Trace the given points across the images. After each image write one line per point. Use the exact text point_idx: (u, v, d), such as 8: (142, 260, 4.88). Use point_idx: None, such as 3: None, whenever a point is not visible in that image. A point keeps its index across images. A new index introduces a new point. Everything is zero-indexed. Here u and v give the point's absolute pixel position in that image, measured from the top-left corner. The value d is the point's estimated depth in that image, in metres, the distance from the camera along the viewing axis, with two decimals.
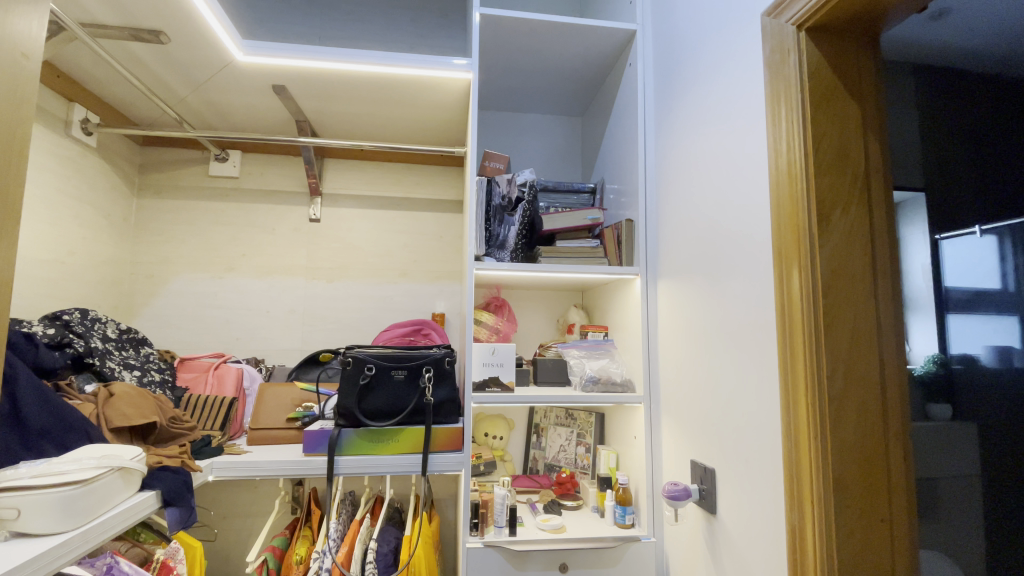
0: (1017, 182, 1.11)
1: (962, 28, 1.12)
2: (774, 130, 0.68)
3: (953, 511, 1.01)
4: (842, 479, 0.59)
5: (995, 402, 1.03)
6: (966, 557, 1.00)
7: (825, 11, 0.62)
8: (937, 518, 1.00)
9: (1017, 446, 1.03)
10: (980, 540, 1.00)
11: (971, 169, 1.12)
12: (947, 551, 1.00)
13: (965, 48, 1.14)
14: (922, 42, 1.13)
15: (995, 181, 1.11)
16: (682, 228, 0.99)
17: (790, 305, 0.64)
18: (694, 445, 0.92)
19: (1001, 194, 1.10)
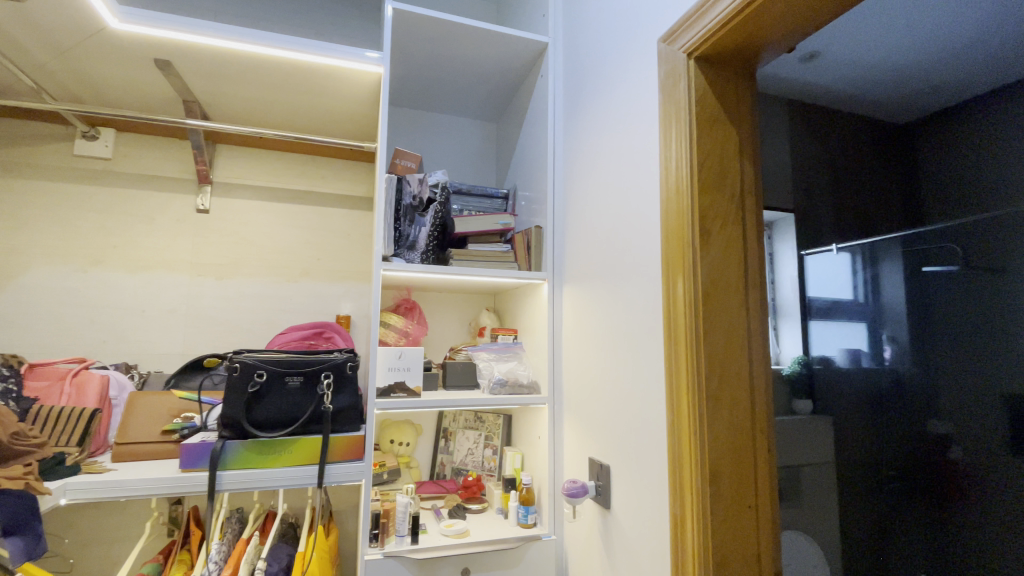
0: (853, 214, 1.80)
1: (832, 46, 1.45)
2: (666, 146, 0.73)
3: (821, 453, 1.69)
4: (717, 472, 0.64)
5: (852, 379, 1.77)
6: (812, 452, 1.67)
7: (710, 44, 0.67)
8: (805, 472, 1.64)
9: (864, 404, 1.74)
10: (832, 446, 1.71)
11: (829, 199, 1.78)
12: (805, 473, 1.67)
13: (807, 82, 1.66)
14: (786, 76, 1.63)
15: (849, 216, 1.80)
16: (584, 234, 1.04)
17: (676, 309, 0.69)
18: (592, 443, 0.95)
19: (852, 218, 1.80)
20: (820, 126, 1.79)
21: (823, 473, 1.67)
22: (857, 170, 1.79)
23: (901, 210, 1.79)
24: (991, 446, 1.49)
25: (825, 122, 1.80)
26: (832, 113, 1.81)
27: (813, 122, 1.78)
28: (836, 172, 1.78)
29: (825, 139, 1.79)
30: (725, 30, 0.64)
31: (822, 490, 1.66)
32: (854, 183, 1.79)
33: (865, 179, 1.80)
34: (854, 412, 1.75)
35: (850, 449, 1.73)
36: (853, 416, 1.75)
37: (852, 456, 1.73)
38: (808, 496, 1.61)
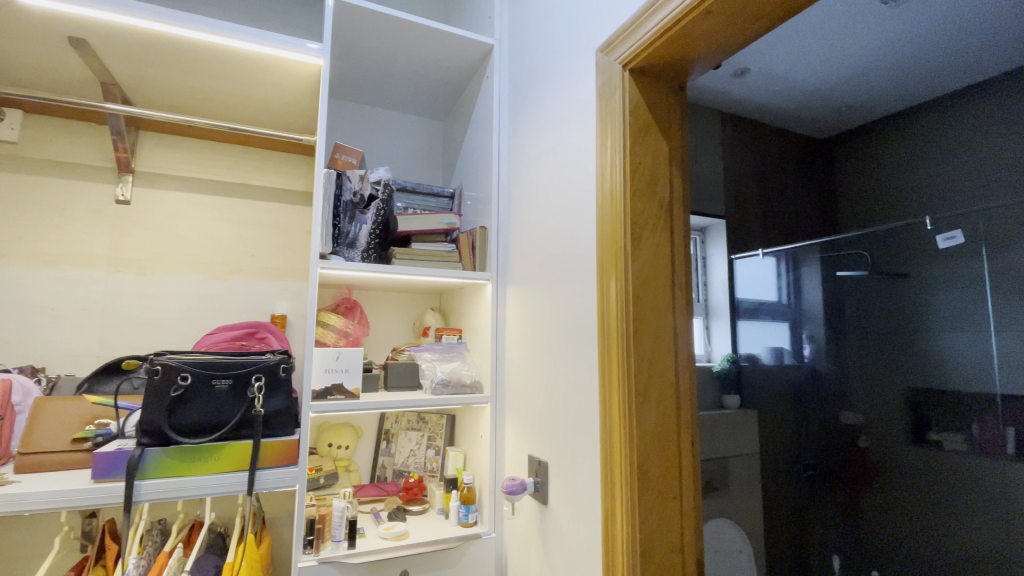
0: (774, 224, 1.98)
1: (760, 62, 1.55)
2: (602, 153, 0.76)
3: (747, 443, 1.80)
4: (644, 465, 0.67)
5: (775, 375, 1.96)
6: (740, 443, 1.78)
7: (642, 57, 0.70)
8: (729, 465, 1.73)
9: (781, 401, 1.92)
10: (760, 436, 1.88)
11: (760, 210, 1.96)
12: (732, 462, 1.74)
13: (738, 97, 1.78)
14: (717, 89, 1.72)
15: (775, 226, 1.98)
16: (526, 236, 1.05)
17: (609, 311, 0.72)
18: (531, 441, 0.97)
19: (781, 226, 1.99)
20: (748, 140, 1.92)
21: (750, 464, 1.79)
22: (783, 183, 1.96)
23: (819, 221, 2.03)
24: (895, 434, 1.70)
25: (753, 137, 1.94)
26: (758, 128, 1.96)
27: (743, 136, 1.91)
28: (763, 184, 1.94)
29: (755, 153, 1.93)
30: (656, 45, 0.66)
31: (747, 477, 1.77)
32: (780, 194, 1.96)
33: (790, 194, 1.98)
34: (777, 404, 1.92)
35: (773, 437, 1.91)
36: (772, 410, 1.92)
37: (774, 445, 1.91)
38: (736, 485, 1.73)
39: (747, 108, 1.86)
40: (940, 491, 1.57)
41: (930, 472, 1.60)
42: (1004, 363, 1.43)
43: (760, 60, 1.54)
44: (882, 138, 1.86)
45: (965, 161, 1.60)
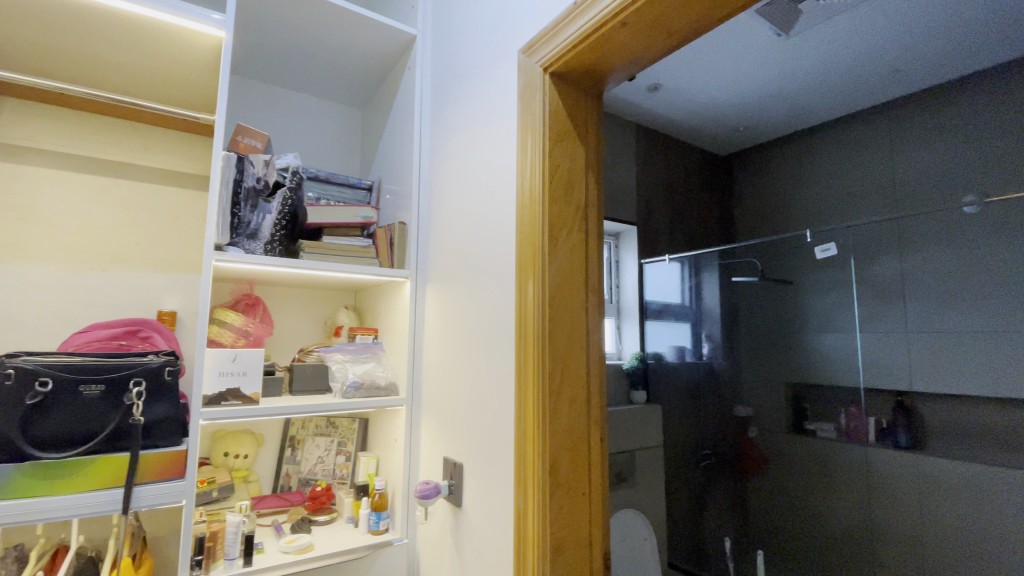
0: (677, 231, 2.10)
1: (673, 78, 1.64)
2: (521, 155, 0.75)
3: (649, 437, 1.89)
4: (556, 463, 0.67)
5: (681, 370, 2.04)
6: (647, 438, 1.87)
7: (563, 63, 0.69)
8: (635, 460, 1.81)
9: (685, 395, 2.03)
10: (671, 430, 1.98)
11: (670, 217, 2.09)
12: (636, 455, 1.81)
13: (652, 110, 1.88)
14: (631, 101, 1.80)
15: (681, 233, 2.11)
16: (446, 233, 1.02)
17: (526, 311, 0.71)
18: (446, 443, 0.93)
19: (687, 233, 2.13)
20: (658, 151, 2.04)
21: (655, 456, 1.88)
22: (686, 195, 2.13)
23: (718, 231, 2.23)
24: (779, 425, 1.96)
25: (665, 149, 2.07)
26: (667, 141, 2.08)
27: (654, 147, 2.03)
28: (671, 193, 2.07)
29: (665, 163, 2.05)
30: (576, 51, 0.66)
31: (653, 469, 1.87)
32: (683, 204, 2.12)
33: (693, 205, 2.16)
34: (682, 398, 2.03)
35: (676, 441, 1.98)
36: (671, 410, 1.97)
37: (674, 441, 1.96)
38: (641, 478, 1.81)
39: (660, 121, 1.97)
40: (815, 471, 1.85)
41: (808, 458, 1.87)
42: (867, 366, 1.79)
43: (674, 76, 1.63)
44: (773, 170, 2.14)
45: (845, 188, 1.91)
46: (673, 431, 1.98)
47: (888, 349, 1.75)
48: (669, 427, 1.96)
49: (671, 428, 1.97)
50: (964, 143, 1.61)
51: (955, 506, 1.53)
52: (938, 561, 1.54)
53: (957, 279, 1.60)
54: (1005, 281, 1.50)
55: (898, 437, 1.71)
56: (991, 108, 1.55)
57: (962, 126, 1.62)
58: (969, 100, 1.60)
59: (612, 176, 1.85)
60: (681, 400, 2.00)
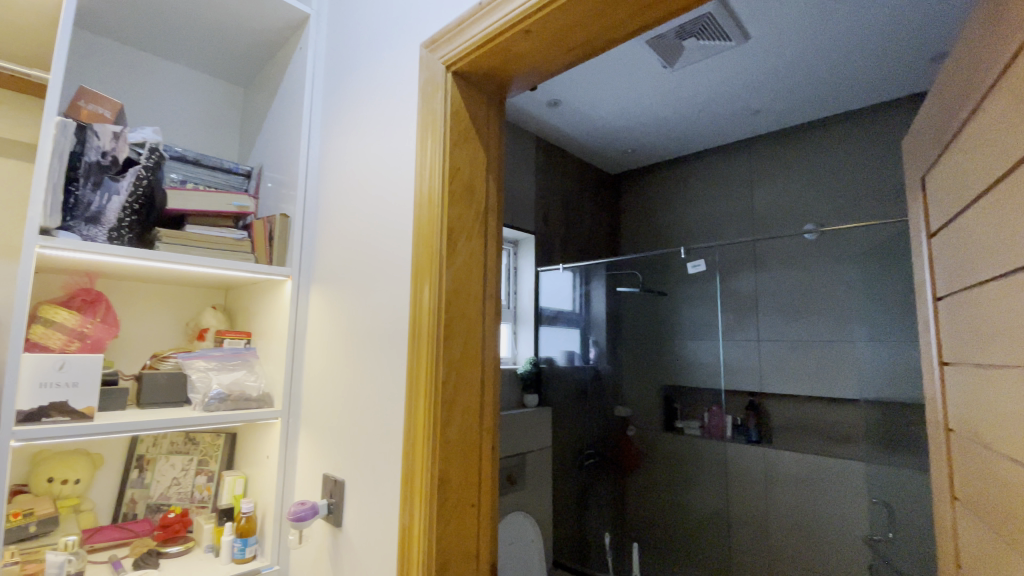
0: (571, 240, 2.19)
1: (575, 94, 1.70)
2: (420, 152, 0.70)
3: (540, 441, 1.89)
4: (445, 477, 0.62)
5: (571, 376, 2.12)
6: (539, 441, 1.88)
7: (467, 63, 0.66)
8: (526, 469, 1.80)
9: (573, 399, 2.10)
10: (562, 433, 2.01)
11: (566, 227, 2.17)
12: (528, 459, 1.82)
13: (552, 123, 1.93)
14: (532, 112, 1.83)
15: (574, 243, 2.21)
16: (332, 229, 0.93)
17: (420, 318, 0.65)
18: (326, 458, 0.85)
19: (579, 244, 2.23)
20: (555, 163, 2.10)
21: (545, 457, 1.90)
22: (579, 207, 2.24)
23: (607, 243, 2.36)
24: (654, 424, 2.12)
25: (562, 162, 2.15)
26: (564, 154, 2.16)
27: (552, 159, 2.09)
28: (565, 204, 2.16)
29: (560, 175, 2.13)
30: (480, 52, 0.64)
31: (542, 472, 1.88)
32: (576, 215, 2.22)
33: (585, 217, 2.28)
34: (571, 401, 2.09)
35: (564, 441, 2.02)
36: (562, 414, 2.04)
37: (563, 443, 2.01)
38: (532, 484, 1.82)
39: (559, 134, 2.03)
40: (682, 466, 2.02)
41: (677, 455, 2.05)
42: (728, 371, 2.01)
43: (575, 93, 1.69)
44: (657, 190, 2.32)
45: (717, 211, 2.12)
46: (564, 433, 2.03)
47: (744, 355, 1.98)
48: (558, 427, 2.00)
49: (563, 429, 2.02)
50: (807, 180, 1.89)
51: (791, 493, 1.78)
52: (778, 540, 1.78)
53: (801, 295, 1.85)
54: (834, 298, 1.78)
55: (749, 433, 1.94)
56: (830, 153, 1.84)
57: (807, 165, 1.89)
58: (813, 143, 1.88)
59: (512, 183, 1.87)
60: (569, 401, 2.08)
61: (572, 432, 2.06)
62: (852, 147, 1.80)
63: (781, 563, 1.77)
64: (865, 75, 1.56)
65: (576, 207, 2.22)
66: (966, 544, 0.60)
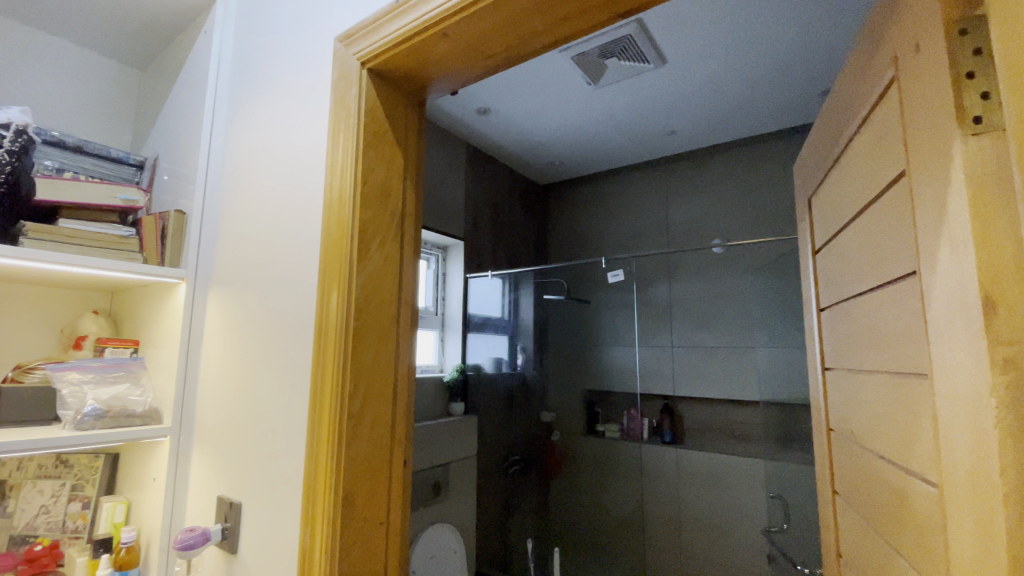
0: (499, 248, 2.19)
1: (504, 104, 1.71)
2: (332, 151, 0.66)
3: (466, 449, 1.82)
4: (350, 495, 0.58)
5: (499, 382, 2.07)
6: (466, 450, 1.82)
7: (383, 62, 0.64)
8: (452, 483, 1.74)
9: (501, 405, 2.06)
10: (489, 442, 1.95)
11: (495, 235, 2.17)
12: (456, 470, 1.76)
13: (482, 130, 1.92)
14: (461, 118, 1.81)
15: (503, 250, 2.21)
16: (235, 229, 0.86)
17: (327, 326, 0.62)
18: (222, 478, 0.78)
19: (508, 251, 2.24)
20: (484, 170, 2.10)
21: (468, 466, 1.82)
22: (508, 215, 2.25)
23: (534, 251, 2.39)
24: (576, 428, 2.21)
25: (490, 169, 2.14)
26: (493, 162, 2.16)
27: (481, 166, 2.09)
28: (494, 212, 2.16)
29: (489, 183, 2.13)
30: (396, 52, 0.62)
31: (467, 480, 1.81)
32: (505, 223, 2.23)
33: (514, 225, 2.29)
34: (497, 408, 2.04)
35: (489, 450, 1.95)
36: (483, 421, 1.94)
37: (488, 453, 1.94)
38: (458, 495, 1.76)
39: (489, 142, 2.03)
40: (601, 468, 2.11)
41: (599, 456, 2.13)
42: (646, 376, 2.11)
43: (504, 102, 1.70)
44: (582, 202, 2.39)
45: (638, 224, 2.22)
46: (491, 442, 1.97)
47: (659, 362, 2.08)
48: (483, 434, 1.93)
49: (488, 437, 1.95)
50: (716, 198, 2.03)
51: (701, 491, 1.88)
52: (689, 537, 1.87)
53: (711, 305, 1.98)
54: (740, 308, 1.91)
55: (664, 434, 2.04)
56: (736, 175, 1.99)
57: (717, 184, 2.03)
58: (722, 163, 2.02)
59: (440, 188, 1.84)
60: (497, 408, 2.03)
61: (498, 439, 2.01)
62: (755, 169, 1.95)
63: (691, 559, 1.86)
64: (767, 104, 1.70)
65: (505, 215, 2.23)
66: (846, 536, 0.65)
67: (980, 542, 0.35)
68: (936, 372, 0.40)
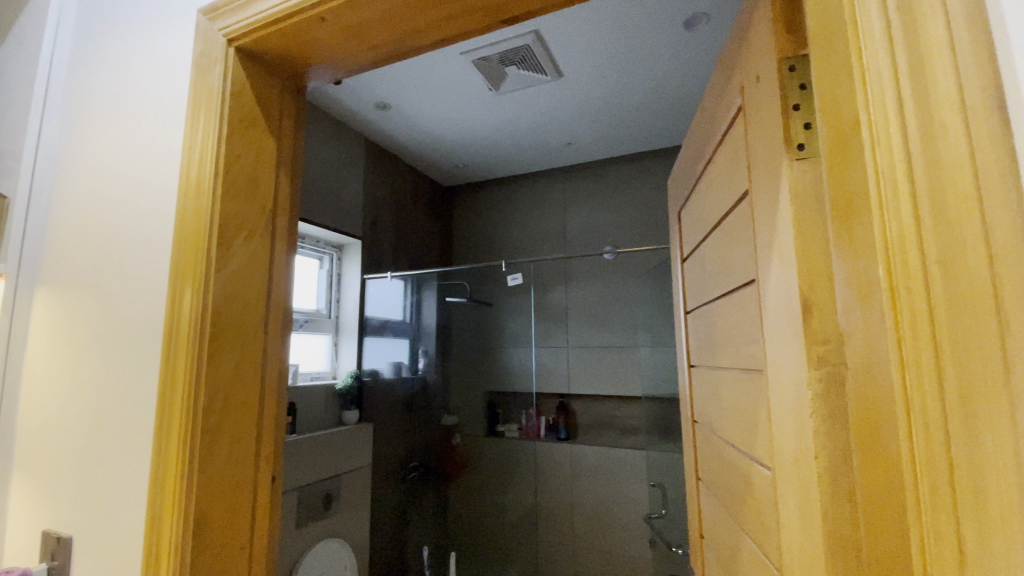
0: (399, 248, 2.12)
1: (403, 100, 1.66)
2: (189, 135, 0.60)
3: (360, 459, 1.74)
4: (203, 518, 0.52)
5: (397, 389, 2.00)
6: (360, 459, 1.74)
7: (254, 41, 0.59)
8: (343, 496, 1.64)
9: (401, 411, 2.00)
10: (385, 451, 1.88)
11: (395, 235, 2.10)
12: (348, 482, 1.67)
13: (381, 126, 1.85)
14: (358, 111, 1.73)
15: (404, 250, 2.15)
16: (71, 217, 0.74)
17: (178, 330, 0.55)
18: (48, 509, 0.66)
19: (409, 252, 2.18)
20: (383, 168, 2.02)
21: (362, 476, 1.73)
22: (410, 215, 2.20)
23: (436, 253, 2.35)
24: (477, 429, 2.21)
25: (391, 168, 2.08)
26: (395, 160, 2.11)
27: (381, 164, 2.02)
28: (395, 211, 2.09)
29: (390, 182, 2.07)
30: (268, 32, 0.57)
31: (360, 492, 1.73)
32: (406, 223, 2.17)
33: (416, 226, 2.24)
34: (396, 415, 1.97)
35: (385, 460, 1.87)
36: (378, 429, 1.86)
37: (384, 462, 1.86)
38: (350, 508, 1.67)
39: (389, 139, 1.96)
40: (501, 469, 2.13)
41: (498, 456, 2.15)
42: (543, 376, 2.18)
43: (404, 99, 1.65)
44: (484, 206, 2.41)
45: (537, 228, 2.28)
46: (387, 452, 1.89)
47: (555, 362, 2.16)
48: (378, 443, 1.85)
49: (385, 446, 1.88)
50: (609, 207, 2.15)
51: (592, 486, 1.97)
52: (582, 530, 1.95)
53: (603, 308, 2.09)
54: (628, 311, 2.04)
55: (559, 431, 2.13)
56: (626, 187, 2.12)
57: (609, 195, 2.15)
58: (614, 175, 2.15)
59: (335, 183, 1.75)
60: (397, 414, 1.97)
61: (395, 448, 1.94)
62: (642, 182, 2.10)
63: (582, 551, 1.94)
64: (651, 123, 1.84)
65: (407, 214, 2.17)
66: (706, 519, 0.71)
67: (804, 521, 0.39)
68: (771, 369, 0.44)
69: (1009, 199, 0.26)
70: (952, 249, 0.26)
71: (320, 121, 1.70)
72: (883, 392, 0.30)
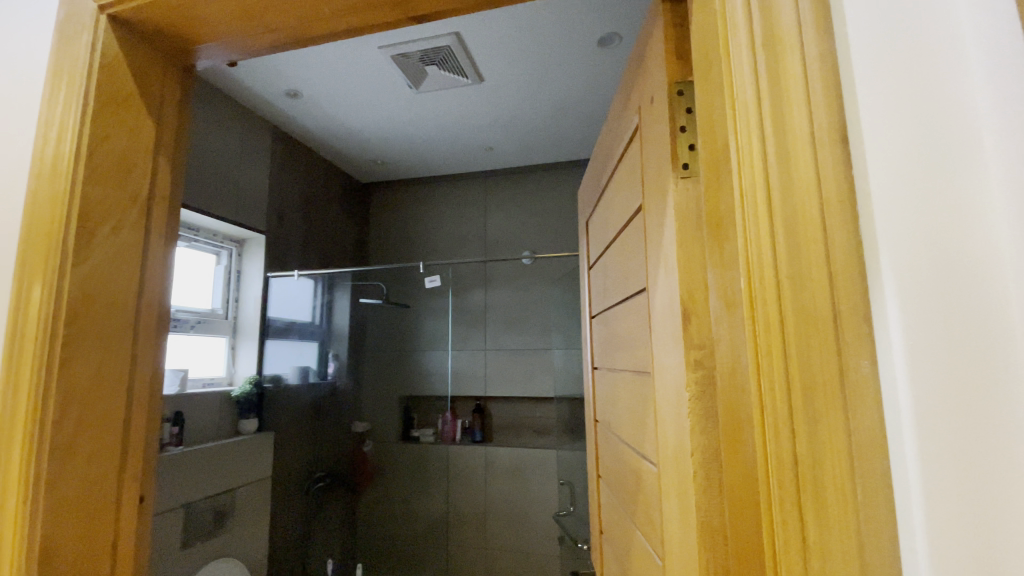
0: (309, 245, 2.00)
1: (316, 89, 1.57)
2: (47, 109, 0.53)
3: (258, 470, 1.61)
4: (52, 545, 0.46)
5: (303, 394, 1.89)
6: (259, 471, 1.62)
7: (131, 11, 0.53)
8: (238, 511, 1.52)
9: (307, 417, 1.88)
10: (287, 461, 1.76)
11: (306, 232, 1.99)
12: (244, 495, 1.55)
13: (292, 116, 1.75)
14: (266, 97, 1.62)
15: (315, 247, 2.04)
16: None
17: (25, 331, 0.48)
18: None
19: (320, 249, 2.07)
20: (293, 160, 1.91)
21: (260, 489, 1.61)
22: (322, 211, 2.09)
23: (351, 252, 2.26)
24: (390, 434, 2.15)
25: (303, 160, 1.97)
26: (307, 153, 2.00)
27: (291, 155, 1.91)
28: (306, 206, 1.99)
29: (301, 175, 1.96)
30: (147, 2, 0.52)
31: (257, 507, 1.60)
32: (319, 220, 2.07)
33: (329, 223, 2.13)
34: (301, 423, 1.86)
35: (286, 471, 1.75)
36: (280, 437, 1.74)
37: (285, 473, 1.74)
38: (245, 525, 1.55)
39: (300, 130, 1.86)
40: (413, 475, 2.08)
41: (410, 462, 2.10)
42: (458, 379, 2.17)
43: (317, 88, 1.56)
44: (403, 205, 2.36)
45: (456, 231, 2.27)
46: (288, 462, 1.77)
47: (471, 365, 2.16)
48: (280, 453, 1.73)
49: (287, 456, 1.76)
50: (527, 213, 2.19)
51: (505, 488, 1.99)
52: (494, 532, 1.96)
53: (519, 312, 2.13)
54: (542, 315, 2.11)
55: (474, 434, 2.13)
56: (543, 194, 2.18)
57: (527, 201, 2.20)
58: (532, 183, 2.20)
59: (235, 172, 1.62)
60: (302, 421, 1.86)
61: (298, 458, 1.82)
62: (559, 191, 2.17)
63: (493, 552, 1.95)
64: (568, 134, 1.90)
65: (321, 211, 2.08)
66: (604, 515, 0.74)
67: (683, 514, 0.42)
68: (658, 372, 0.47)
69: (846, 222, 0.29)
70: (801, 264, 0.30)
71: (221, 105, 1.57)
72: (744, 394, 0.33)
